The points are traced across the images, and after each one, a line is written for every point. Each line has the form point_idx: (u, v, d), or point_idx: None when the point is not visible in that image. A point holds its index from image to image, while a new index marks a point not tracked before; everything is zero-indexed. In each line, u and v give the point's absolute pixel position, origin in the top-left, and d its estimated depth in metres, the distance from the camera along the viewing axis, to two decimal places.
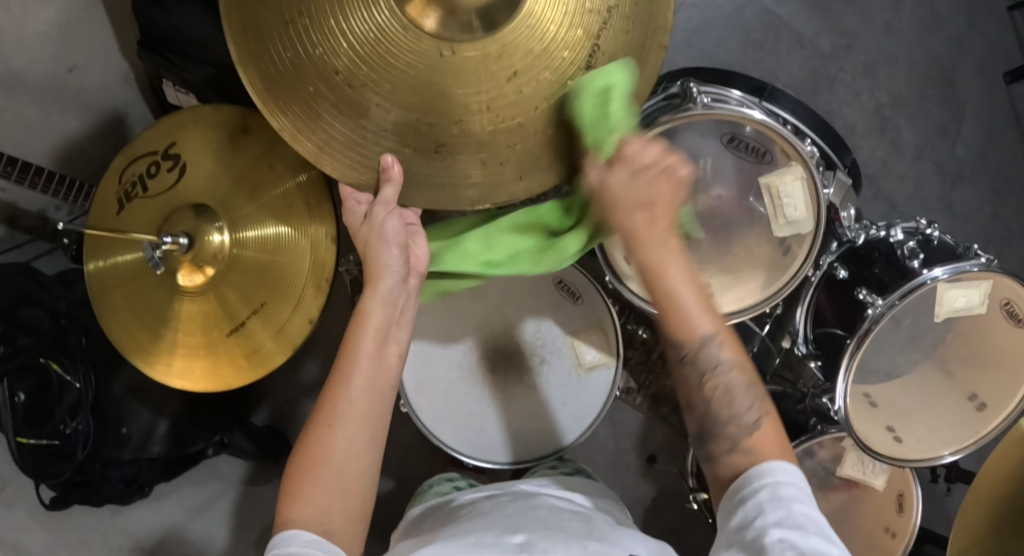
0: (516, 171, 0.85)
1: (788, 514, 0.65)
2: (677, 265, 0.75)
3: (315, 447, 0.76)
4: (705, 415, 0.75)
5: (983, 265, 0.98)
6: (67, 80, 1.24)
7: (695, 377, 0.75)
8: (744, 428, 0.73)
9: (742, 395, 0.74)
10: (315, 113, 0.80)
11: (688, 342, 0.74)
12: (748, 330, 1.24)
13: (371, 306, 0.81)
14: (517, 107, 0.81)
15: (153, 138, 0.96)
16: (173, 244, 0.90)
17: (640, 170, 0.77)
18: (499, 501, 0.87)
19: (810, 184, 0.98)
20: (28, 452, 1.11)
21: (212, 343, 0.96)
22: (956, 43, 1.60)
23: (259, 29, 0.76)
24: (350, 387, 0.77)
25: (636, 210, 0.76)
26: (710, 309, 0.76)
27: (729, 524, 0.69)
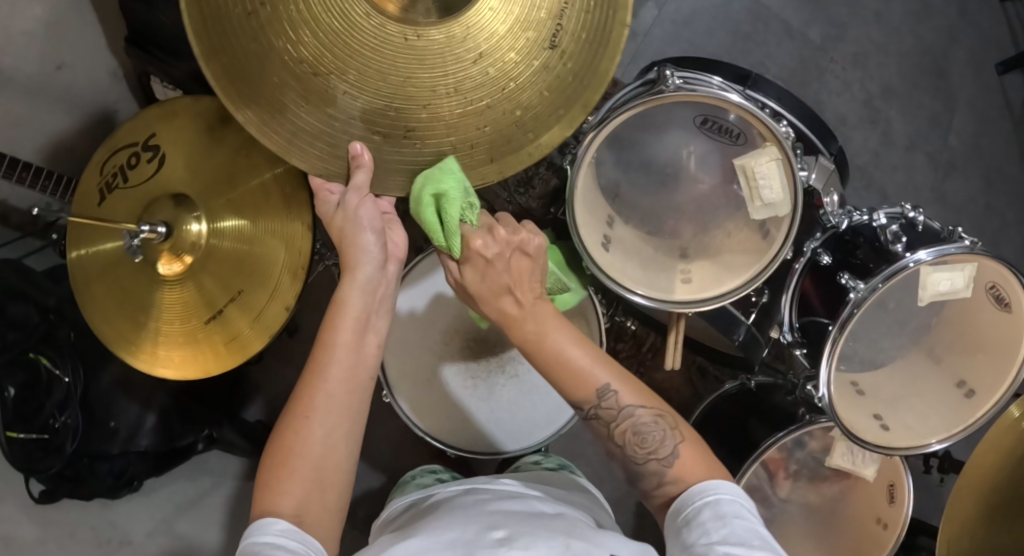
0: (488, 155, 0.82)
1: (731, 530, 0.66)
2: (556, 333, 0.77)
3: (293, 439, 0.75)
4: (625, 459, 0.78)
5: (966, 248, 0.98)
6: (55, 77, 1.25)
7: (603, 428, 0.77)
8: (664, 462, 0.75)
9: (651, 431, 0.77)
10: (280, 104, 0.76)
11: (587, 400, 0.76)
12: (733, 318, 1.15)
13: (349, 295, 0.80)
14: (486, 89, 0.79)
15: (133, 129, 0.96)
16: (151, 233, 0.91)
17: (488, 266, 0.79)
18: (478, 496, 0.87)
19: (787, 165, 0.97)
20: (18, 445, 1.12)
21: (192, 331, 0.96)
22: (947, 33, 1.59)
23: (219, 15, 0.71)
24: (328, 378, 0.77)
25: (501, 295, 0.78)
26: (605, 360, 0.78)
27: (676, 541, 0.70)
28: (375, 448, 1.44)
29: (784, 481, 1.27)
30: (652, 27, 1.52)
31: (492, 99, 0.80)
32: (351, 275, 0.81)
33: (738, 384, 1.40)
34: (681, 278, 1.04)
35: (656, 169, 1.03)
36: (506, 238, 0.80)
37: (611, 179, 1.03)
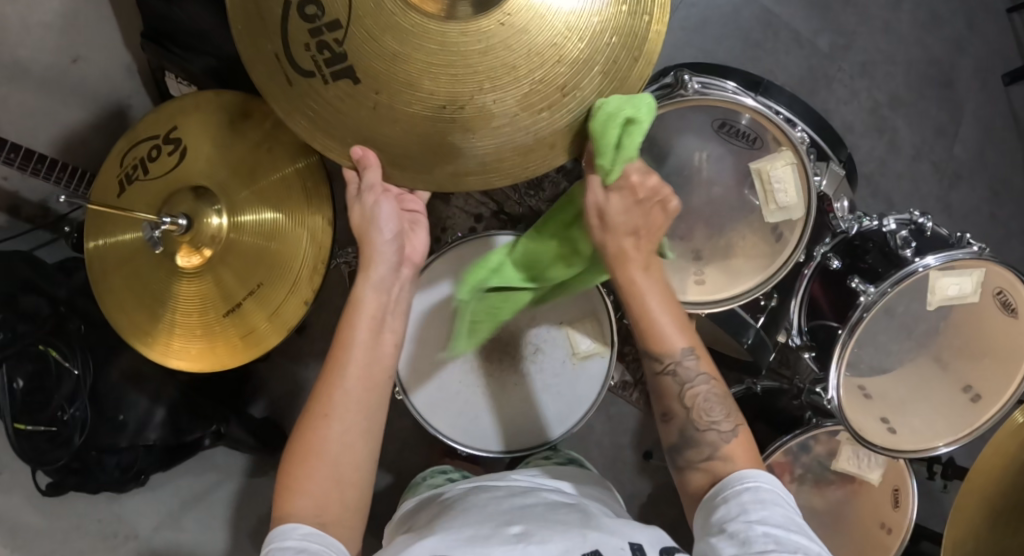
0: (630, 56, 0.80)
1: (769, 514, 0.71)
2: (655, 291, 0.82)
3: (312, 438, 0.76)
4: (686, 423, 0.82)
5: (974, 253, 0.99)
6: (69, 70, 1.25)
7: (675, 386, 0.82)
8: (722, 436, 0.81)
9: (716, 406, 0.82)
10: (455, 145, 0.81)
11: (667, 355, 0.82)
12: (742, 322, 1.14)
13: (365, 296, 0.81)
14: (595, 14, 0.78)
15: (155, 123, 0.98)
16: (172, 224, 0.92)
17: (637, 204, 0.83)
18: (492, 491, 0.88)
19: (801, 169, 0.98)
20: (26, 437, 1.14)
21: (208, 324, 0.97)
22: (955, 44, 1.61)
23: (359, 129, 0.81)
24: (345, 377, 0.78)
25: (627, 235, 0.83)
26: (684, 325, 0.84)
27: (712, 518, 0.75)
28: (383, 447, 1.45)
29: (789, 485, 1.28)
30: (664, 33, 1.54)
31: (602, 15, 0.78)
32: (373, 279, 0.83)
33: (745, 387, 1.39)
34: (695, 280, 1.06)
35: (670, 172, 1.03)
36: (639, 187, 0.83)
37: None
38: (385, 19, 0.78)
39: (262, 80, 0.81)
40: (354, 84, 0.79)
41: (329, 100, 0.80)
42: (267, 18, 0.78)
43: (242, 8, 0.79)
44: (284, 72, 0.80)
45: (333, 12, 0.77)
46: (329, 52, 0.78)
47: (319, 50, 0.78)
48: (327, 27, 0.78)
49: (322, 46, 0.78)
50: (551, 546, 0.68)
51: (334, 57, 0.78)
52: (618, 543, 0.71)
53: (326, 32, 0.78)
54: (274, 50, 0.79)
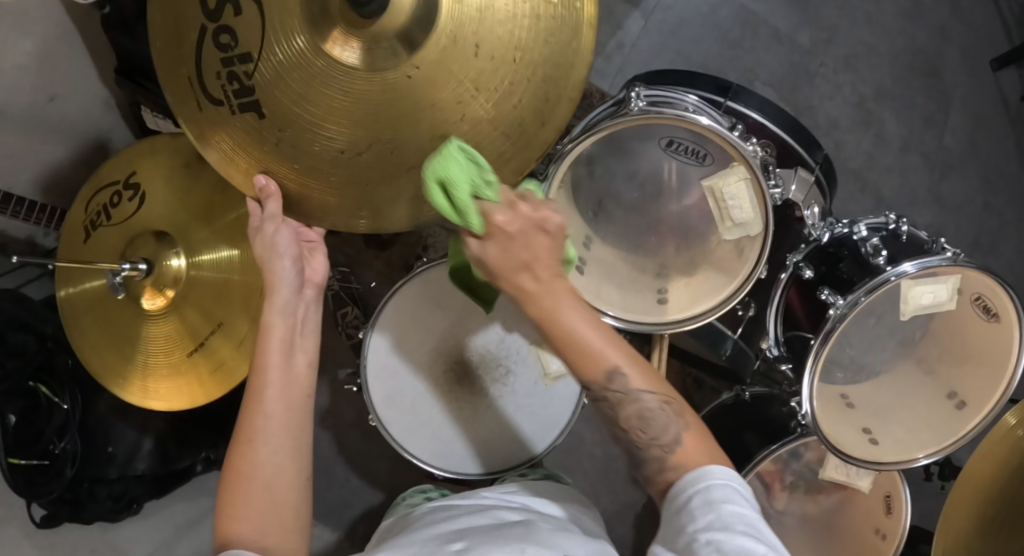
0: (538, 118, 0.81)
1: (718, 515, 0.61)
2: (574, 311, 0.66)
3: (241, 463, 0.76)
4: (628, 443, 0.70)
5: (949, 260, 0.96)
6: (47, 109, 1.27)
7: (612, 410, 0.69)
8: (666, 449, 0.68)
9: (658, 418, 0.68)
10: (356, 188, 0.81)
11: (595, 377, 0.67)
12: (719, 334, 1.21)
13: (273, 319, 0.82)
14: (507, 75, 0.78)
15: (116, 170, 1.01)
16: (132, 270, 0.94)
17: (511, 240, 0.65)
18: (448, 511, 0.88)
19: (755, 184, 0.97)
20: (20, 470, 1.13)
21: (180, 362, 0.99)
22: (940, 31, 1.57)
23: (262, 161, 0.80)
24: (265, 399, 0.78)
25: (518, 273, 0.65)
26: (614, 335, 0.68)
27: (666, 530, 0.65)
28: (372, 465, 1.46)
29: (780, 492, 1.25)
30: (639, 37, 1.52)
31: (514, 74, 0.78)
32: (278, 302, 0.82)
33: (734, 394, 1.40)
34: (659, 299, 1.05)
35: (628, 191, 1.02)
36: (527, 214, 0.66)
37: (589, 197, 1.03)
38: (294, 60, 0.76)
39: (174, 102, 0.80)
40: (258, 119, 0.78)
41: (235, 131, 0.79)
42: (184, 44, 0.78)
43: (164, 24, 0.79)
44: (195, 96, 0.79)
45: (246, 43, 0.75)
46: (238, 83, 0.77)
47: (229, 81, 0.77)
48: (238, 59, 0.76)
49: (232, 77, 0.77)
50: None
51: (242, 89, 0.77)
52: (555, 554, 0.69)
53: (237, 63, 0.76)
54: (188, 73, 0.78)
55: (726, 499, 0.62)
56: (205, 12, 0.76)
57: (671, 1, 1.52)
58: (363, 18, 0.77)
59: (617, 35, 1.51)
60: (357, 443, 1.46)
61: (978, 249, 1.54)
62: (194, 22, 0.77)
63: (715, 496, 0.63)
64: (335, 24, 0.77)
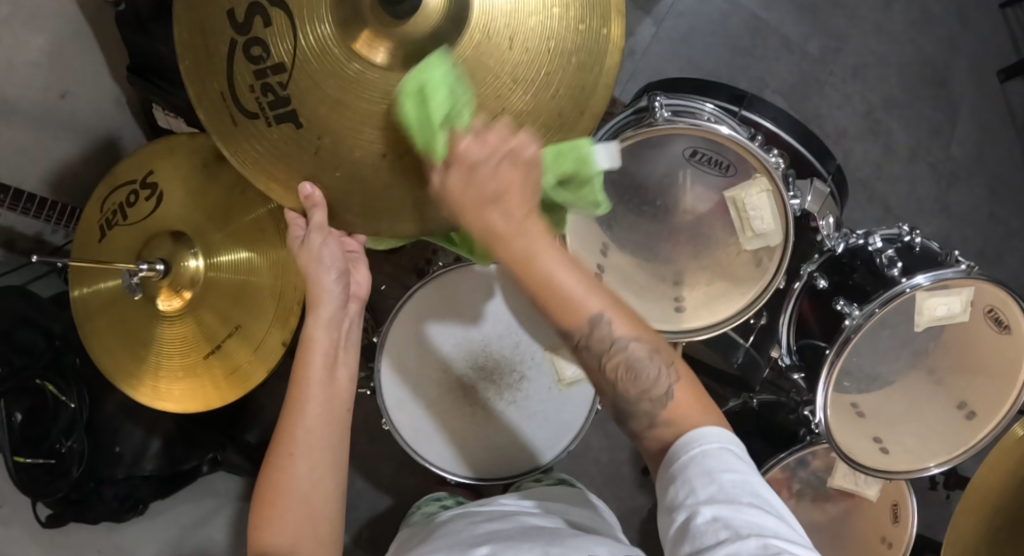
0: (576, 108, 0.79)
1: (719, 488, 0.60)
2: (549, 251, 0.65)
3: (279, 477, 0.76)
4: (614, 397, 0.68)
5: (963, 272, 0.97)
6: (59, 106, 1.26)
7: (594, 361, 0.67)
8: (657, 402, 0.66)
9: (647, 365, 0.66)
10: (403, 193, 0.80)
11: (577, 328, 0.65)
12: (731, 342, 1.25)
13: (317, 332, 0.81)
14: (543, 66, 0.77)
15: (132, 169, 1.03)
16: (150, 271, 0.97)
17: (475, 167, 0.67)
18: (470, 519, 0.88)
19: (777, 196, 0.97)
20: (25, 470, 1.11)
21: (193, 364, 1.02)
22: (947, 41, 1.58)
23: (307, 172, 0.79)
24: (305, 412, 0.78)
25: (488, 206, 0.65)
26: (596, 283, 0.67)
27: (666, 502, 0.63)
28: (379, 468, 1.46)
29: (789, 501, 1.24)
30: (651, 44, 1.52)
31: (551, 67, 0.77)
32: (323, 313, 0.82)
33: (740, 401, 1.35)
34: (675, 307, 1.07)
35: (649, 200, 1.03)
36: (495, 143, 0.68)
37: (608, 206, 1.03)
38: (330, 66, 0.76)
39: (207, 118, 0.79)
40: (297, 128, 0.78)
41: (273, 143, 0.78)
42: (214, 57, 0.77)
43: (189, 41, 0.78)
44: (228, 111, 0.79)
45: (278, 54, 0.75)
46: (273, 95, 0.77)
47: (264, 94, 0.77)
48: (271, 70, 0.76)
49: (267, 89, 0.77)
50: None
51: (279, 100, 0.77)
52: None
53: (270, 74, 0.76)
54: (219, 88, 0.78)
55: (726, 469, 0.60)
56: (233, 25, 0.76)
57: (683, 9, 1.52)
58: (395, 17, 0.79)
59: (628, 42, 1.52)
60: (364, 446, 1.46)
61: (984, 258, 1.55)
62: (222, 36, 0.76)
63: (713, 465, 0.61)
64: (365, 25, 0.78)
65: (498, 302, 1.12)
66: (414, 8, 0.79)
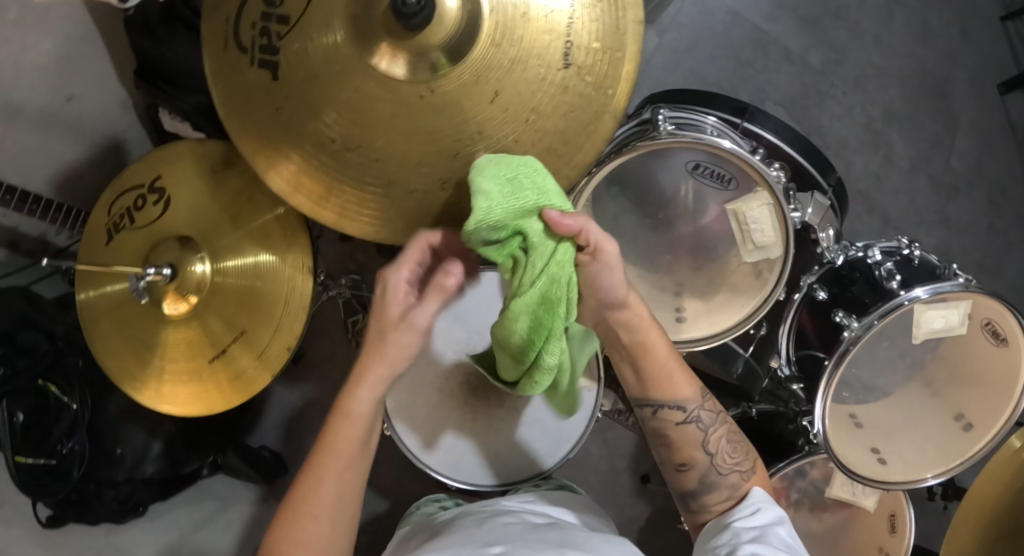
0: None
1: (749, 516, 0.82)
2: (659, 339, 0.84)
3: (295, 539, 0.76)
4: (708, 469, 0.87)
5: (961, 285, 0.97)
6: (65, 108, 1.27)
7: (668, 427, 0.88)
8: (743, 475, 0.87)
9: (728, 447, 0.88)
10: (329, 178, 0.85)
11: (674, 399, 0.86)
12: (729, 352, 1.25)
13: (361, 406, 0.76)
14: (509, 128, 0.82)
15: (140, 173, 1.05)
16: (157, 275, 0.97)
17: (596, 272, 0.75)
18: (477, 515, 0.91)
19: (777, 210, 0.98)
20: (26, 470, 1.15)
21: (197, 368, 1.03)
22: (949, 54, 1.60)
23: (258, 118, 0.85)
24: (325, 486, 0.77)
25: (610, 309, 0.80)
26: (688, 371, 0.87)
27: (710, 534, 0.83)
28: (379, 473, 1.47)
29: (786, 510, 1.25)
30: (654, 55, 1.54)
31: (518, 132, 0.83)
32: (368, 385, 0.75)
33: (740, 410, 1.32)
34: (675, 317, 1.07)
35: (652, 212, 1.03)
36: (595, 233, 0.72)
37: (610, 215, 1.03)
38: (323, 45, 0.80)
39: (208, 30, 0.85)
40: (272, 80, 0.83)
41: (248, 80, 0.84)
42: None
43: None
44: (225, 34, 0.84)
45: (290, 9, 0.80)
46: (267, 40, 0.82)
47: (261, 35, 0.82)
48: (277, 19, 0.81)
49: (265, 32, 0.82)
50: None
51: (270, 46, 0.82)
52: None
53: (274, 23, 0.81)
54: (228, 13, 0.83)
55: (756, 507, 0.83)
56: None
57: (685, 20, 1.54)
58: (407, 30, 0.78)
59: None
60: None
61: (983, 271, 1.57)
62: None
63: (754, 519, 0.81)
64: (380, 37, 0.80)
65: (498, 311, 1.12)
66: (428, 22, 0.78)
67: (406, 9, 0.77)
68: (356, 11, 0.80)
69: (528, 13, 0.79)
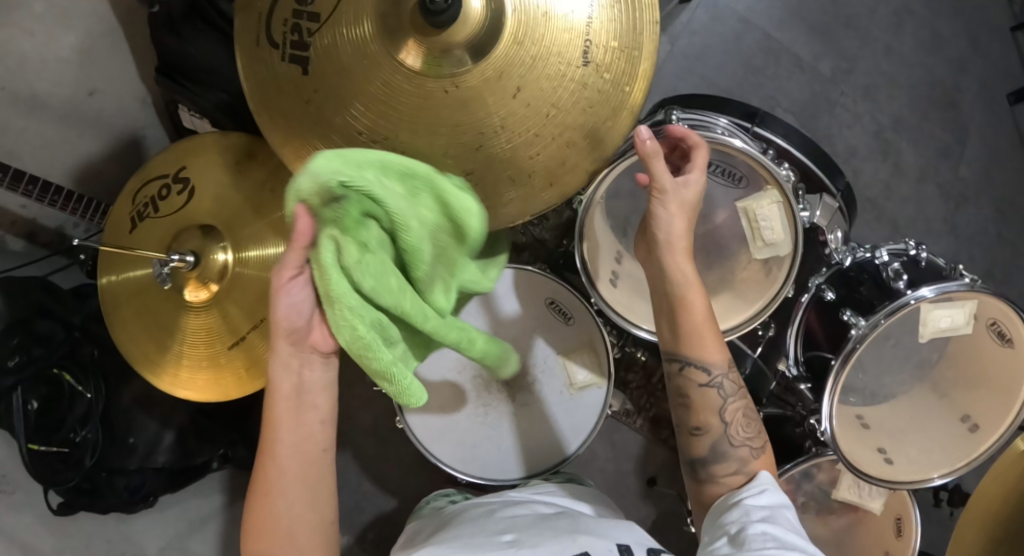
0: (546, 178, 0.88)
1: (759, 496, 0.81)
2: (697, 296, 0.88)
3: (260, 512, 0.78)
4: (722, 437, 0.89)
5: (967, 285, 0.99)
6: (87, 103, 1.29)
7: (694, 391, 0.90)
8: (753, 452, 0.88)
9: (742, 427, 0.90)
10: None
11: (699, 361, 0.89)
12: (740, 351, 1.23)
13: (281, 379, 0.78)
14: (530, 124, 0.84)
15: (164, 163, 1.07)
16: (181, 262, 0.99)
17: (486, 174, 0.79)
18: (486, 505, 0.93)
19: (787, 208, 0.99)
20: (39, 458, 1.15)
21: (215, 355, 1.05)
22: (958, 63, 1.61)
23: (287, 109, 0.87)
24: (277, 455, 0.78)
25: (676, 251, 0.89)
26: (719, 338, 0.90)
27: (716, 517, 0.81)
28: (387, 471, 1.48)
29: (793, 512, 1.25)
30: (666, 61, 1.55)
31: (540, 127, 0.84)
32: (285, 343, 0.77)
33: None
34: None
35: None
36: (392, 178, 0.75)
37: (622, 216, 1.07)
38: (352, 39, 0.82)
39: (242, 26, 0.87)
40: (302, 74, 0.85)
41: (278, 74, 0.86)
42: None
43: None
44: (258, 31, 0.86)
45: (321, 6, 0.83)
46: (299, 36, 0.84)
47: (293, 32, 0.84)
48: (308, 16, 0.83)
49: (296, 29, 0.84)
50: (541, 549, 0.75)
51: (301, 42, 0.84)
52: (604, 543, 0.76)
53: (305, 19, 0.83)
54: (261, 10, 0.85)
55: (765, 489, 0.82)
56: None
57: (696, 27, 1.56)
58: (434, 29, 0.79)
59: None
60: (372, 448, 1.48)
61: (991, 278, 1.57)
62: None
63: (762, 499, 0.80)
64: (408, 32, 0.81)
65: (513, 307, 1.14)
66: (454, 21, 0.79)
67: (433, 7, 0.78)
68: (384, 7, 0.81)
69: (549, 12, 0.81)
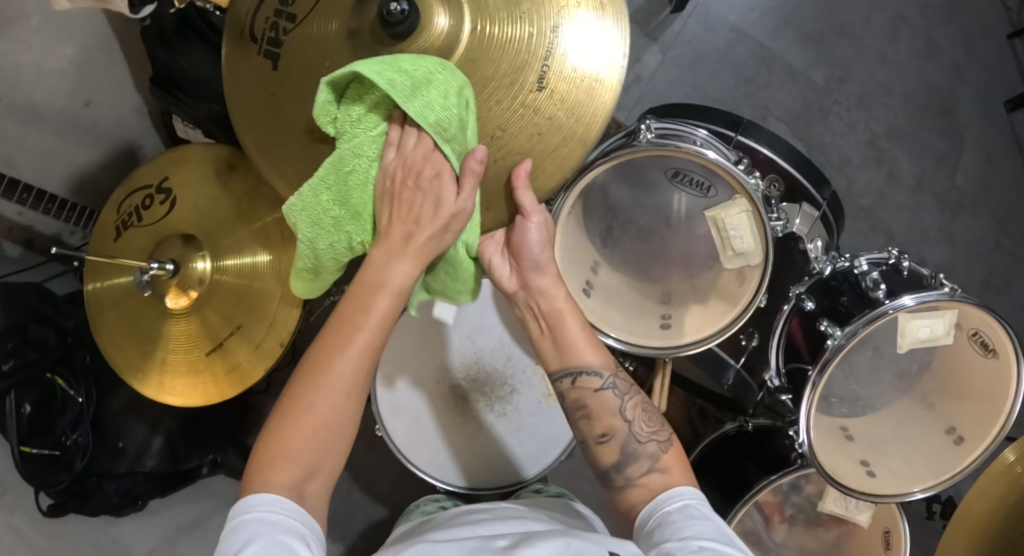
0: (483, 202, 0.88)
1: (687, 511, 0.77)
2: (573, 317, 0.90)
3: (304, 402, 0.70)
4: (628, 438, 0.87)
5: (947, 295, 0.97)
6: (83, 113, 1.32)
7: (588, 396, 0.88)
8: (662, 446, 0.86)
9: (643, 424, 0.88)
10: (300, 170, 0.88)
11: (578, 367, 0.89)
12: (721, 362, 1.34)
13: (390, 278, 0.74)
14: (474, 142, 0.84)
15: (148, 174, 1.09)
16: (160, 270, 1.02)
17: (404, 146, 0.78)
18: (479, 514, 0.92)
19: (756, 216, 0.99)
20: (31, 459, 1.16)
21: (195, 361, 1.07)
22: (954, 72, 1.60)
23: (251, 107, 0.88)
24: (344, 355, 0.71)
25: (530, 271, 0.90)
26: (599, 345, 0.90)
27: (648, 537, 0.77)
28: (375, 477, 1.48)
29: (780, 525, 1.23)
30: (656, 71, 1.55)
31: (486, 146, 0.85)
32: (409, 257, 0.75)
33: (737, 423, 1.34)
34: (660, 324, 1.09)
35: (639, 226, 1.05)
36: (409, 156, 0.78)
37: (598, 222, 1.06)
38: (322, 44, 0.85)
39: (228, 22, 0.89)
40: (271, 69, 0.87)
41: (249, 69, 0.88)
42: None
43: None
44: (242, 24, 0.88)
45: (300, 8, 0.85)
46: (275, 34, 0.86)
47: (271, 29, 0.86)
48: (286, 17, 0.86)
49: (274, 26, 0.86)
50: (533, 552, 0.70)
51: (275, 40, 0.86)
52: (596, 549, 0.72)
53: (283, 20, 0.86)
54: (247, 6, 0.88)
55: (690, 502, 0.78)
56: None
57: (688, 36, 1.55)
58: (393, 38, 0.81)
59: (635, 68, 1.54)
60: (362, 455, 1.49)
61: (989, 288, 1.55)
62: None
63: (690, 514, 0.76)
64: (372, 45, 0.83)
65: (491, 320, 1.14)
66: (413, 31, 0.81)
67: (391, 17, 0.79)
68: (354, 18, 0.84)
69: (511, 36, 0.83)
